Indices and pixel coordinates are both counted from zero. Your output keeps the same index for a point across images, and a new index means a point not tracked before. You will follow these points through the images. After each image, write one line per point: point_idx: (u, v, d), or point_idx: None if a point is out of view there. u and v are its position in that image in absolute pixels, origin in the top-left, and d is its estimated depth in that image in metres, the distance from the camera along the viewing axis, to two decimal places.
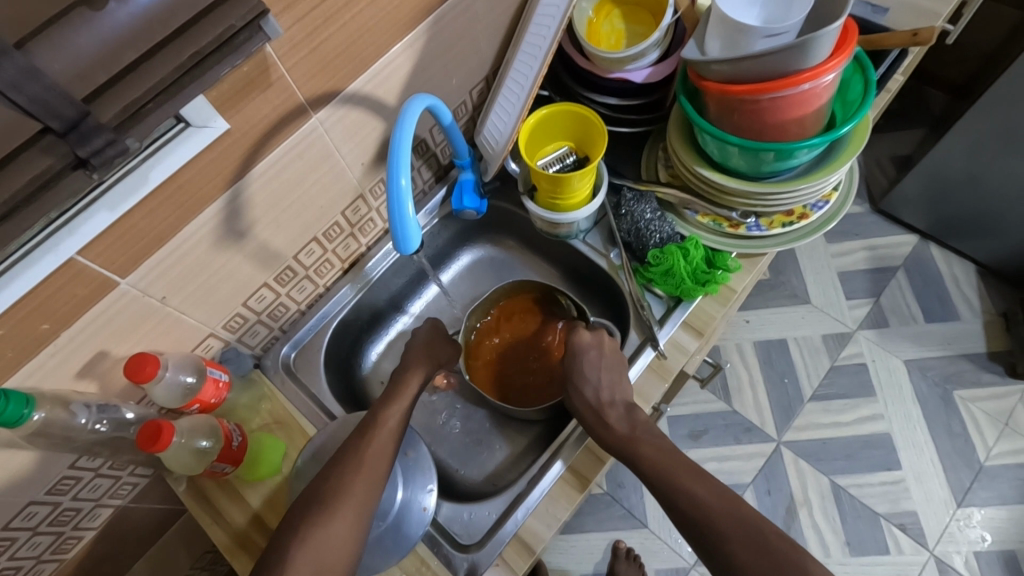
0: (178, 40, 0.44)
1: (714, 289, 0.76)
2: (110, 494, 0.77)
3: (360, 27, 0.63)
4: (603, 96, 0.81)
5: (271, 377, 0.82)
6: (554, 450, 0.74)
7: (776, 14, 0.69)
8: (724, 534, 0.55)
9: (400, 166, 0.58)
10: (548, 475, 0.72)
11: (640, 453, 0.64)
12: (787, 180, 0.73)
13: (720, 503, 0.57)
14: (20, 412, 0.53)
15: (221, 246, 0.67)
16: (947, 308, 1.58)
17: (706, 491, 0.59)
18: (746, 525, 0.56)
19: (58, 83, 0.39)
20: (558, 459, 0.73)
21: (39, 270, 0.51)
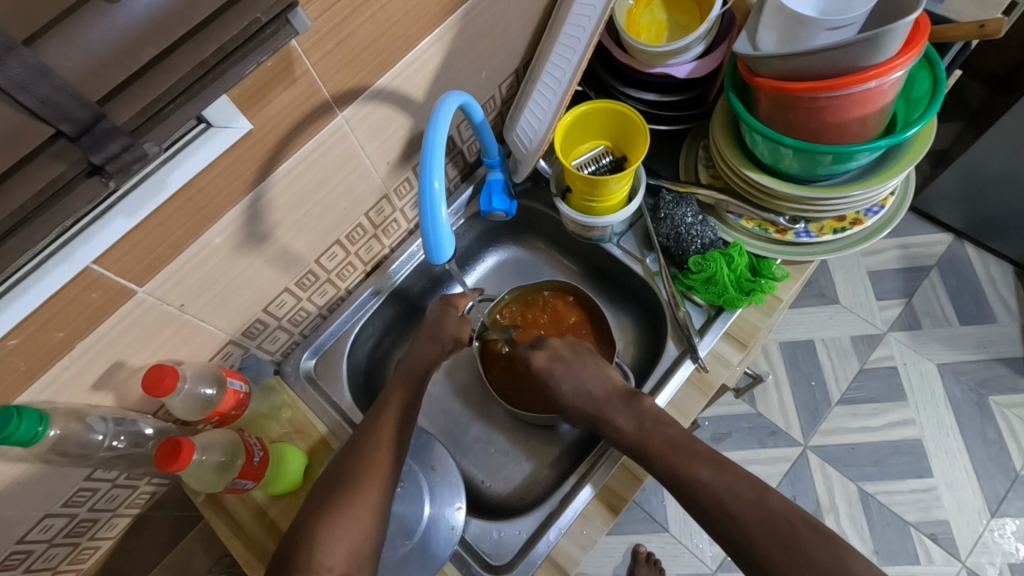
0: (200, 34, 0.41)
1: (759, 299, 0.72)
2: (127, 504, 0.75)
3: (389, 19, 0.59)
4: (642, 91, 0.76)
5: (292, 384, 0.79)
6: (583, 475, 0.70)
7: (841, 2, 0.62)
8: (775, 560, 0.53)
9: (433, 168, 0.55)
10: (577, 500, 0.68)
11: (689, 475, 0.58)
12: (841, 184, 0.68)
13: (753, 510, 0.55)
14: (34, 430, 0.50)
15: (242, 250, 0.64)
16: (982, 310, 1.52)
17: (723, 480, 0.57)
18: (798, 550, 0.52)
19: (68, 82, 0.35)
20: (586, 484, 0.69)
21: (53, 280, 0.48)
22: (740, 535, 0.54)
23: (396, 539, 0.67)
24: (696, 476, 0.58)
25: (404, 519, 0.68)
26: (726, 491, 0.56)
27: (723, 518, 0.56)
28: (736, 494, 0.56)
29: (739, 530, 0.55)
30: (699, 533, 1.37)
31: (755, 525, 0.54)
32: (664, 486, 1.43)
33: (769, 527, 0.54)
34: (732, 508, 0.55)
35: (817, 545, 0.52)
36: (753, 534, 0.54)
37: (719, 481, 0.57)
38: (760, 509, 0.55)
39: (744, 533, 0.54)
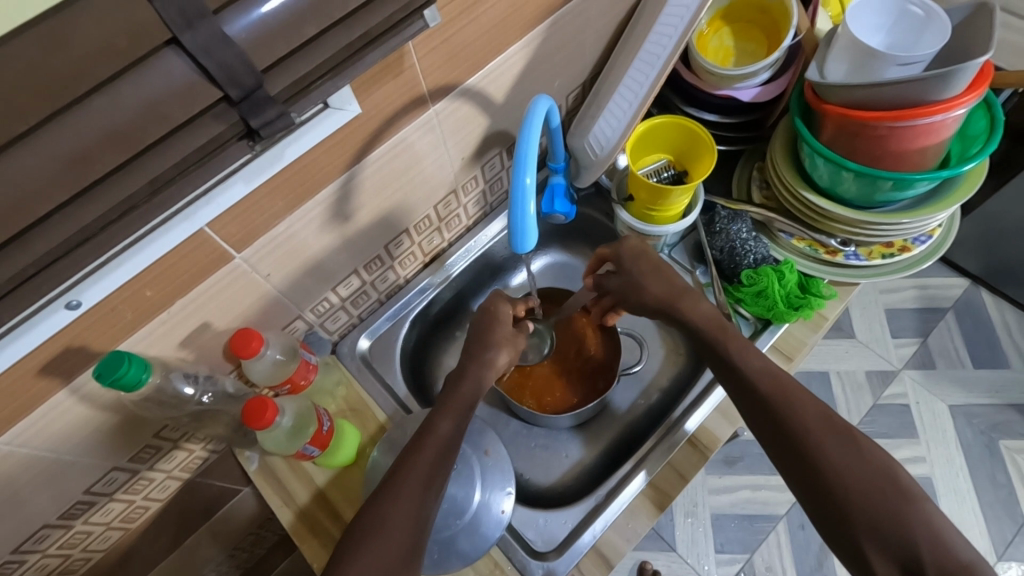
0: (349, 21, 0.45)
1: (807, 314, 0.75)
2: (182, 468, 0.77)
3: (490, 22, 0.63)
4: (704, 111, 0.80)
5: (347, 363, 0.82)
6: (639, 460, 0.73)
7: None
8: (834, 458, 0.53)
9: (526, 165, 0.58)
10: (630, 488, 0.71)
11: (751, 361, 0.61)
12: (895, 211, 0.72)
13: (821, 415, 0.56)
14: (139, 376, 0.52)
15: (327, 228, 0.67)
16: (997, 355, 1.55)
17: (792, 385, 0.58)
18: (859, 454, 0.53)
19: (244, 51, 0.39)
20: (643, 469, 0.72)
21: (173, 236, 0.51)
22: (801, 428, 0.55)
23: (448, 518, 0.68)
24: (767, 377, 0.59)
25: (455, 500, 0.69)
26: (798, 394, 0.57)
27: (779, 423, 0.56)
28: (764, 366, 0.60)
29: (794, 424, 0.56)
30: (707, 554, 1.38)
31: (820, 428, 0.55)
32: (673, 505, 1.43)
33: (831, 429, 0.55)
34: (792, 399, 0.57)
35: (867, 445, 0.54)
36: (806, 423, 0.55)
37: (778, 377, 0.59)
38: (818, 413, 0.56)
39: (797, 419, 0.56)
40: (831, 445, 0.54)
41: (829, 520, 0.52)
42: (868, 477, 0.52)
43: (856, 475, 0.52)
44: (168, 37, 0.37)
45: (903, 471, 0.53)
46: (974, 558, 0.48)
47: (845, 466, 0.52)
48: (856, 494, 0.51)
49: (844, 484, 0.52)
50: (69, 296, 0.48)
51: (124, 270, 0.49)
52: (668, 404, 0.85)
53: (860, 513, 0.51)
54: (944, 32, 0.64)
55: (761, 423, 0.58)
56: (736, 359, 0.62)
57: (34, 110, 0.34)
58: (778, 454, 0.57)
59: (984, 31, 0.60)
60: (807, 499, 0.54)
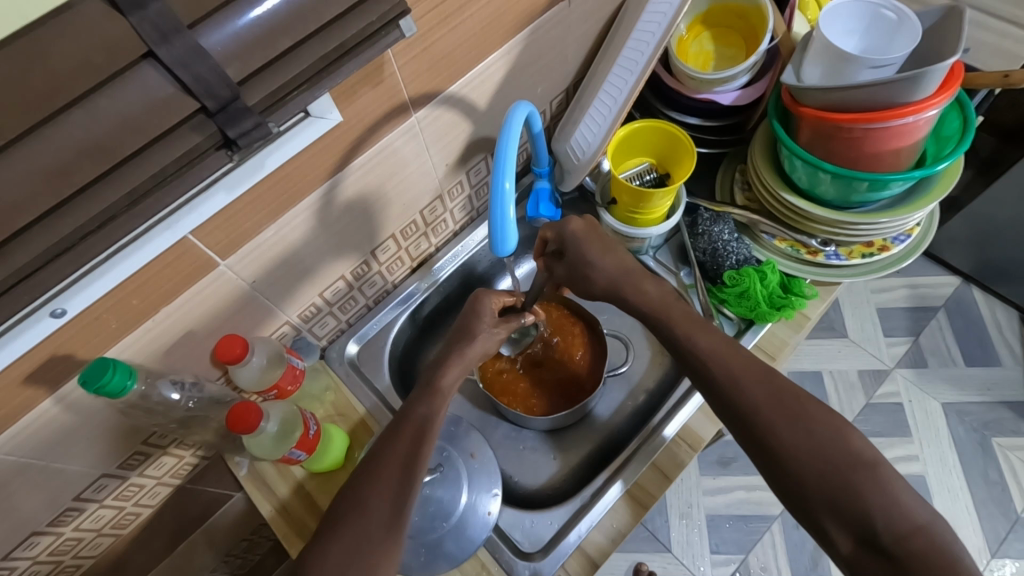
0: (325, 32, 0.46)
1: (789, 314, 0.76)
2: (172, 474, 0.78)
3: (469, 30, 0.64)
4: (686, 115, 0.81)
5: (336, 368, 0.83)
6: (614, 472, 0.73)
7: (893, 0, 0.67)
8: (787, 438, 0.53)
9: (504, 170, 0.59)
10: (605, 499, 0.71)
11: (701, 344, 0.61)
12: (873, 211, 0.73)
13: (769, 394, 0.56)
14: (123, 383, 0.53)
15: (312, 234, 0.68)
16: (988, 353, 1.56)
17: (743, 364, 0.58)
18: (812, 431, 0.53)
19: (220, 64, 0.40)
20: (617, 481, 0.72)
21: (156, 244, 0.52)
22: (752, 410, 0.55)
23: (435, 521, 0.69)
24: (718, 358, 0.59)
25: (443, 502, 0.70)
26: (747, 375, 0.57)
27: (734, 406, 0.57)
28: (719, 343, 0.61)
29: (746, 405, 0.56)
30: (702, 555, 1.38)
31: (771, 407, 0.55)
32: (668, 507, 1.44)
33: (782, 408, 0.55)
34: (742, 382, 0.57)
35: (820, 418, 0.54)
36: (758, 403, 0.56)
37: (731, 356, 0.59)
38: (769, 390, 0.56)
39: (749, 402, 0.56)
40: (782, 424, 0.54)
41: (792, 499, 0.53)
42: (822, 452, 0.52)
43: (808, 452, 0.52)
44: (144, 51, 0.38)
45: (859, 439, 0.53)
46: (933, 522, 0.48)
47: (798, 443, 0.53)
48: (810, 470, 0.52)
49: (798, 462, 0.52)
50: (53, 305, 0.49)
51: (108, 278, 0.50)
52: (654, 405, 0.86)
53: (817, 491, 0.51)
54: (913, 35, 0.65)
55: (719, 406, 0.59)
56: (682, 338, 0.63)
57: (12, 124, 0.35)
58: (739, 435, 0.57)
59: (952, 34, 0.62)
60: (770, 478, 0.55)
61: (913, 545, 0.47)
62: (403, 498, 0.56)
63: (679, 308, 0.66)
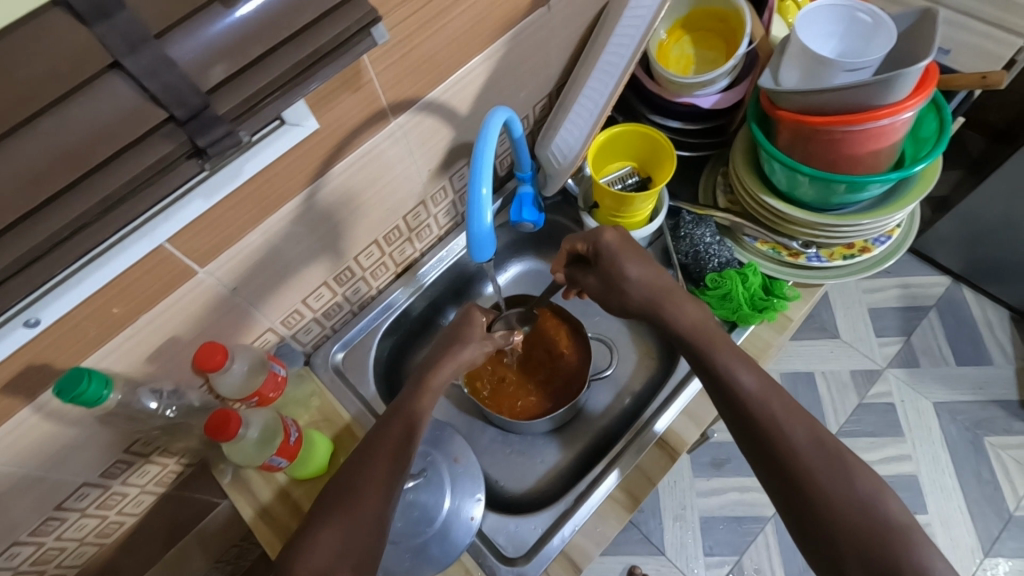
0: (297, 40, 0.46)
1: (771, 316, 0.76)
2: (156, 482, 0.78)
3: (447, 36, 0.64)
4: (667, 118, 0.82)
5: (320, 374, 0.83)
6: (611, 460, 0.74)
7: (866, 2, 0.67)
8: (823, 486, 0.54)
9: (481, 175, 0.59)
10: (604, 486, 0.72)
11: (743, 380, 0.61)
12: (852, 213, 0.73)
13: (810, 441, 0.56)
14: (100, 393, 0.53)
15: (293, 241, 0.68)
16: (979, 351, 1.56)
17: (782, 407, 0.59)
18: (849, 483, 0.54)
19: (188, 73, 0.41)
20: (615, 468, 0.73)
21: (132, 253, 0.52)
22: (789, 453, 0.56)
23: (418, 526, 0.69)
24: (760, 400, 0.59)
25: (426, 507, 0.70)
26: (787, 419, 0.58)
27: (772, 451, 0.57)
28: (761, 381, 0.61)
29: (784, 450, 0.57)
30: (696, 557, 1.38)
31: (811, 455, 0.56)
32: (662, 509, 1.43)
33: (821, 456, 0.56)
34: (781, 425, 0.58)
35: (857, 472, 0.55)
36: (797, 449, 0.56)
37: (776, 399, 0.59)
38: (812, 442, 0.57)
39: (790, 446, 0.57)
40: (820, 472, 0.55)
41: (816, 545, 0.54)
42: (856, 506, 0.53)
43: (843, 501, 0.53)
44: (110, 61, 0.38)
45: (896, 502, 0.53)
46: None
47: (834, 492, 0.54)
48: (846, 523, 0.52)
49: (834, 513, 0.53)
50: (27, 314, 0.49)
51: (83, 287, 0.50)
52: (640, 408, 0.86)
53: (845, 540, 0.52)
54: (890, 32, 0.65)
55: (754, 446, 0.59)
56: (723, 368, 0.62)
57: None
58: (767, 475, 0.58)
59: (927, 38, 0.62)
60: (793, 520, 0.56)
61: None
62: (384, 504, 0.57)
63: (720, 335, 0.65)
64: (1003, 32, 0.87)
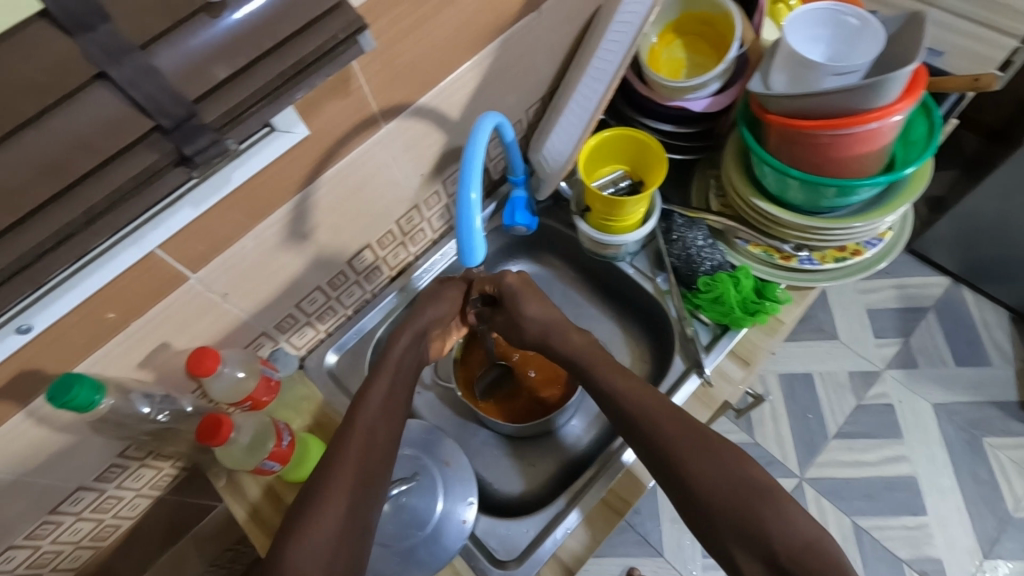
0: (283, 48, 0.47)
1: (763, 319, 0.76)
2: (151, 486, 0.78)
3: (436, 41, 0.65)
4: (658, 122, 0.81)
5: (314, 378, 0.83)
6: (573, 498, 0.72)
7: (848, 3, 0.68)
8: (698, 470, 0.58)
9: (470, 180, 0.60)
10: (564, 524, 0.71)
11: (615, 383, 0.67)
12: (843, 216, 0.73)
13: (680, 428, 0.61)
14: (91, 398, 0.54)
15: (284, 246, 0.69)
16: (977, 352, 1.56)
17: (653, 400, 0.64)
18: (721, 462, 0.59)
19: (172, 82, 0.41)
20: (575, 508, 0.71)
21: (122, 260, 0.52)
22: (665, 444, 0.61)
23: (410, 529, 0.69)
24: (630, 398, 0.65)
25: (417, 510, 0.70)
26: (658, 411, 0.63)
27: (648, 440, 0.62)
28: (638, 385, 0.66)
29: (667, 446, 0.61)
30: (693, 558, 1.38)
31: (681, 439, 0.61)
32: (659, 510, 1.44)
33: (693, 440, 0.60)
34: (656, 417, 0.63)
35: (726, 451, 0.59)
36: (670, 437, 0.61)
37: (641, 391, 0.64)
38: (672, 423, 0.61)
39: (665, 438, 0.61)
40: (693, 457, 0.59)
41: (699, 525, 0.58)
42: (727, 480, 0.58)
43: (718, 481, 0.58)
44: (96, 72, 0.38)
45: (759, 471, 0.59)
46: (820, 537, 0.55)
47: (706, 472, 0.58)
48: (715, 494, 0.57)
49: (704, 489, 0.58)
50: (19, 321, 0.49)
51: (73, 294, 0.51)
52: None
53: (720, 516, 0.56)
54: (878, 32, 0.65)
55: (639, 443, 0.63)
56: (608, 383, 0.67)
57: None
58: (654, 469, 0.62)
59: (915, 41, 0.62)
60: (681, 505, 0.60)
61: (805, 562, 0.53)
62: None
63: None
64: (996, 34, 0.87)
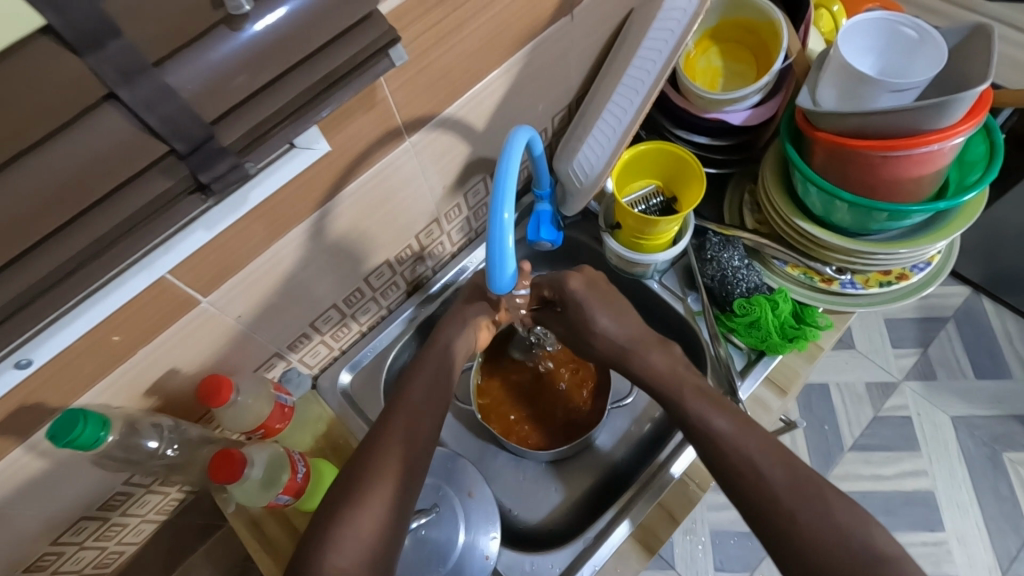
0: (309, 63, 0.43)
1: (802, 346, 0.72)
2: (157, 511, 0.75)
3: (466, 49, 0.60)
4: (691, 134, 0.78)
5: (327, 398, 0.80)
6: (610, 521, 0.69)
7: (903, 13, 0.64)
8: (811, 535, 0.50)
9: (504, 200, 0.55)
10: (605, 548, 0.68)
11: (712, 421, 0.58)
12: (891, 240, 0.69)
13: (785, 480, 0.53)
14: (97, 435, 0.50)
15: (301, 265, 0.65)
16: (998, 364, 1.52)
17: (755, 444, 0.55)
18: (837, 525, 0.50)
19: (189, 102, 0.37)
20: (621, 524, 0.68)
21: (131, 286, 0.48)
22: (767, 498, 0.52)
23: (431, 564, 0.67)
24: (731, 442, 0.56)
25: (438, 544, 0.68)
26: (759, 457, 0.55)
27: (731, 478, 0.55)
28: (738, 423, 0.57)
29: (764, 491, 0.53)
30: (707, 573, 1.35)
31: (790, 497, 0.52)
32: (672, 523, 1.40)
33: (798, 495, 0.52)
34: (759, 465, 0.54)
35: (841, 510, 0.51)
36: (777, 491, 0.53)
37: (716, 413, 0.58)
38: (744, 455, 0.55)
39: (768, 492, 0.53)
40: (803, 516, 0.51)
41: None
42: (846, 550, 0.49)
43: (834, 550, 0.49)
44: (105, 92, 0.34)
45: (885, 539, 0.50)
46: None
47: (818, 536, 0.50)
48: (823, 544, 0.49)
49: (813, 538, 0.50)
50: (18, 355, 0.45)
51: (77, 325, 0.47)
52: (661, 435, 0.83)
53: None
54: (941, 43, 0.61)
55: (732, 493, 0.56)
56: (697, 416, 0.60)
57: None
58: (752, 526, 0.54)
59: (982, 58, 0.58)
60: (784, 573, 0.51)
61: None
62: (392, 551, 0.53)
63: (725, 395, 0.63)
64: None
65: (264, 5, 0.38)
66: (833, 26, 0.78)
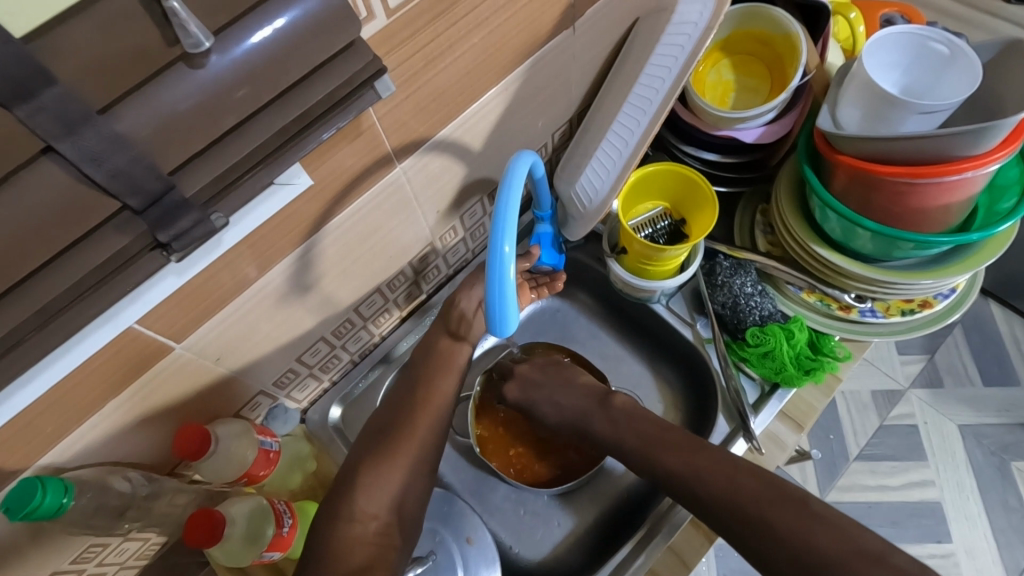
0: (284, 100, 0.38)
1: (819, 378, 0.69)
2: (136, 558, 0.65)
3: (460, 70, 0.56)
4: (700, 150, 0.73)
5: (318, 434, 0.75)
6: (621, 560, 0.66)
7: (929, 26, 0.60)
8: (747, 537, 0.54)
9: (504, 233, 0.50)
10: None
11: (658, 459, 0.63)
12: (915, 268, 0.65)
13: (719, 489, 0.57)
14: (59, 502, 0.46)
15: (284, 302, 0.60)
16: (1006, 372, 1.46)
17: (690, 461, 0.61)
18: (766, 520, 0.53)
19: (142, 151, 0.32)
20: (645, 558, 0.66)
21: (93, 343, 0.41)
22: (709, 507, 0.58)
23: None
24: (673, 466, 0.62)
25: None
26: (698, 474, 0.60)
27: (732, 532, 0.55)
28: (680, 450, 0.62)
29: (710, 498, 0.58)
30: None
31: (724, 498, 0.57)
32: None
33: (734, 503, 0.56)
34: (699, 476, 0.59)
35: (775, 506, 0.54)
36: (715, 498, 0.57)
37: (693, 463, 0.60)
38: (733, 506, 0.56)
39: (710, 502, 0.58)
40: (747, 518, 0.55)
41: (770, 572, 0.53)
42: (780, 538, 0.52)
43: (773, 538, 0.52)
44: (43, 146, 0.29)
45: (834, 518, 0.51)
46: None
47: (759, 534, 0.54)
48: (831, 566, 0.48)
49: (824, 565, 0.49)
50: None
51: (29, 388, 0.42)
52: None
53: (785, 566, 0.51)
54: (974, 55, 0.56)
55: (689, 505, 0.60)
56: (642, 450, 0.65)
57: None
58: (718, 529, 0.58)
59: None
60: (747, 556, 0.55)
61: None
62: None
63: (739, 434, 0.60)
64: None
65: (229, 37, 0.33)
66: (849, 34, 0.73)
